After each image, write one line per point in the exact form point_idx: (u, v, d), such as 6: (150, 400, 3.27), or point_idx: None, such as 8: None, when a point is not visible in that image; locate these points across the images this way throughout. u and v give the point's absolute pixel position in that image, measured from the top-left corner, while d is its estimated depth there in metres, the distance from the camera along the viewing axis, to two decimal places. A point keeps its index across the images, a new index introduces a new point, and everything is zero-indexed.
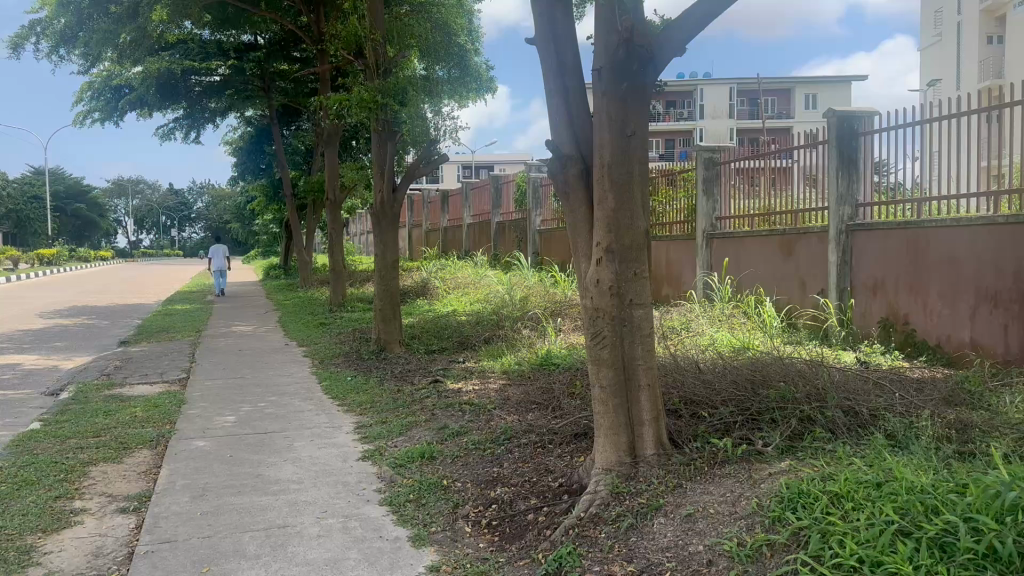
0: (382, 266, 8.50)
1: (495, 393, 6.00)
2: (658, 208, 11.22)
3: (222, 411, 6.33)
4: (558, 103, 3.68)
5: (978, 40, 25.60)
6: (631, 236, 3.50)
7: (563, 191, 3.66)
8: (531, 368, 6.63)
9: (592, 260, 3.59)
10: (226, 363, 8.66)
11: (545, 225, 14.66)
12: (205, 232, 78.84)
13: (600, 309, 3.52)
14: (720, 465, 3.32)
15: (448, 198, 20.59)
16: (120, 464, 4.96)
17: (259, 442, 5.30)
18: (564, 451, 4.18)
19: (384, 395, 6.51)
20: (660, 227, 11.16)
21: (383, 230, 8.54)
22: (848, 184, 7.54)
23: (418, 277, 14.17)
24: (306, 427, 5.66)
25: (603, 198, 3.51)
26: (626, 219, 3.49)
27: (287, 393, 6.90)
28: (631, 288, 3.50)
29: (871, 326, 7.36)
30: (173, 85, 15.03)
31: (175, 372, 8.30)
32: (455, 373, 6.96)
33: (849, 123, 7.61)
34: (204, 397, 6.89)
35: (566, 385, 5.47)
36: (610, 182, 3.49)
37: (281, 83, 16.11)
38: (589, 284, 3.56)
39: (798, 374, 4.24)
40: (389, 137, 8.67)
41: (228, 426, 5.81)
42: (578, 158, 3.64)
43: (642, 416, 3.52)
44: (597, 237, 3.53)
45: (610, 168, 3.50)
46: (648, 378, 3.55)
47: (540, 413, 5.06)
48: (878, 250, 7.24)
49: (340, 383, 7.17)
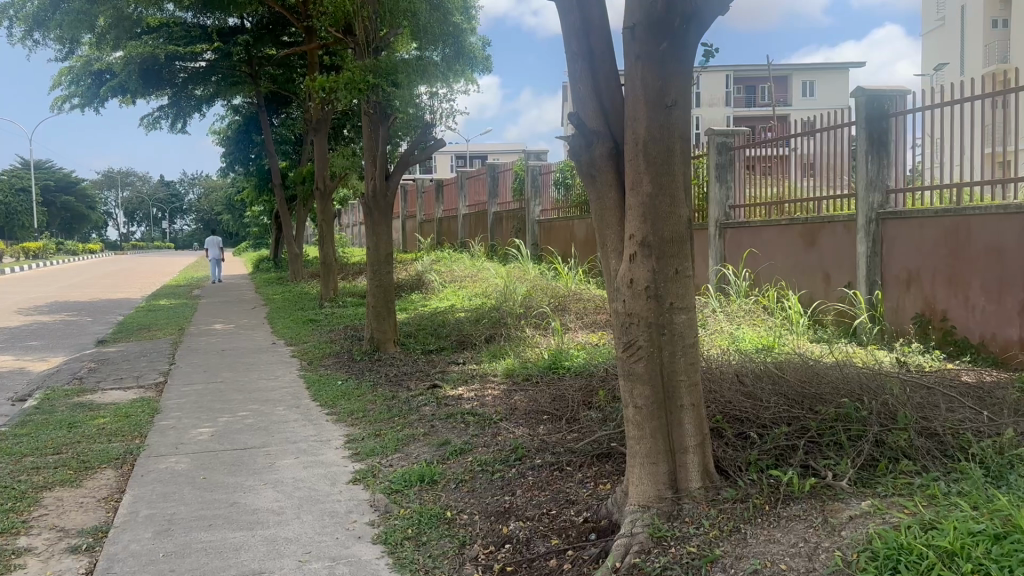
0: (374, 259, 7.89)
1: (500, 400, 5.44)
2: None
3: (198, 422, 5.71)
4: (582, 68, 3.09)
5: (982, 24, 24.95)
6: (672, 227, 2.93)
7: (590, 173, 3.09)
8: (538, 370, 6.05)
9: (623, 256, 3.02)
10: (208, 365, 8.05)
11: (544, 215, 14.06)
12: (196, 224, 77.93)
13: (634, 314, 2.94)
14: (784, 505, 2.75)
15: (443, 188, 19.97)
16: (78, 488, 4.37)
17: (236, 461, 4.70)
18: (587, 477, 3.61)
19: (377, 404, 5.91)
20: None
21: (374, 221, 7.91)
22: (878, 169, 6.98)
23: (412, 270, 13.56)
24: (291, 442, 5.08)
25: (637, 181, 2.94)
26: (665, 206, 2.91)
27: (272, 400, 6.32)
28: (672, 288, 2.93)
29: (904, 323, 6.80)
30: (156, 71, 14.25)
31: (152, 376, 7.69)
32: (454, 377, 6.35)
33: (878, 102, 7.05)
34: (180, 405, 6.30)
35: (581, 394, 4.89)
36: (646, 162, 2.92)
37: (269, 69, 15.46)
38: (620, 284, 2.98)
39: (858, 386, 3.66)
40: (382, 120, 8.01)
41: (203, 441, 5.21)
42: (607, 134, 3.05)
43: (686, 443, 2.95)
44: (631, 229, 2.96)
45: (647, 144, 2.92)
46: (693, 398, 2.97)
47: (553, 427, 4.49)
48: (913, 240, 6.68)
49: (330, 388, 6.58)
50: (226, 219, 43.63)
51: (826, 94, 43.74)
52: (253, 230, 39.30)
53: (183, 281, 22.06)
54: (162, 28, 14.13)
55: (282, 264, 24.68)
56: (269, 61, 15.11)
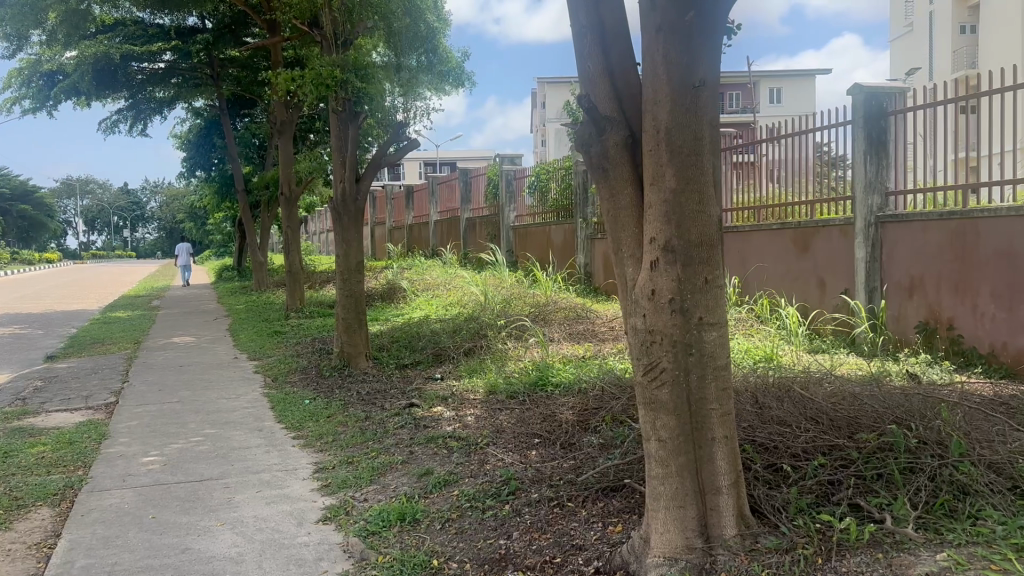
0: (344, 268, 7.36)
1: (484, 420, 4.97)
2: None
3: (149, 450, 5.15)
4: (593, 46, 2.65)
5: (950, 29, 25.05)
6: (700, 229, 2.49)
7: (600, 165, 2.63)
8: (522, 387, 5.59)
9: (642, 263, 2.58)
10: (164, 384, 7.46)
11: (519, 220, 13.63)
12: (158, 233, 76.35)
13: (656, 332, 2.50)
14: (841, 557, 2.33)
15: (413, 194, 19.46)
16: (7, 531, 3.82)
17: (191, 497, 4.17)
18: (593, 516, 3.16)
19: (349, 426, 5.40)
20: None
21: (344, 227, 7.39)
22: (877, 170, 6.66)
23: (382, 278, 13.03)
24: (253, 473, 4.56)
25: (659, 175, 2.51)
26: (693, 203, 2.48)
27: (232, 423, 5.77)
28: (701, 300, 2.49)
29: (908, 331, 6.46)
30: (113, 72, 13.55)
31: (102, 396, 7.09)
32: (432, 395, 5.86)
33: (877, 100, 6.72)
34: (131, 430, 5.73)
35: (576, 416, 4.44)
36: (669, 152, 2.49)
37: (232, 70, 14.84)
38: (639, 296, 2.54)
39: (897, 408, 3.24)
40: (350, 120, 7.55)
41: (153, 473, 4.66)
42: (622, 121, 2.61)
43: (719, 482, 2.52)
44: (651, 231, 2.52)
45: (671, 131, 2.49)
46: (726, 429, 2.53)
47: (548, 453, 4.04)
48: (916, 244, 6.34)
49: (296, 409, 6.06)
50: (188, 228, 42.56)
51: (794, 101, 43.95)
52: (216, 238, 38.40)
53: (142, 291, 21.24)
54: (118, 27, 13.52)
55: (245, 273, 23.94)
56: (232, 62, 14.51)
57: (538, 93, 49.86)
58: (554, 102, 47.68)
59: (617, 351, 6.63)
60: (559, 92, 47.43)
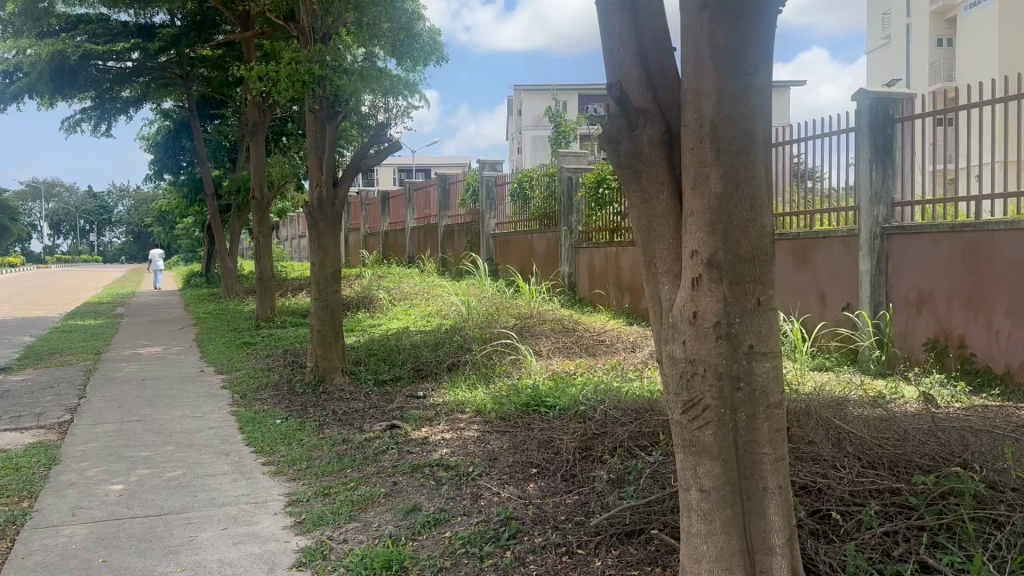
0: (320, 277, 6.89)
1: (474, 445, 4.57)
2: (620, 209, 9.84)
3: (104, 478, 4.66)
4: (622, 27, 2.27)
5: (927, 43, 25.17)
6: (752, 240, 2.11)
7: (631, 165, 2.25)
8: (513, 408, 5.19)
9: (680, 281, 2.20)
10: (124, 400, 6.95)
11: (499, 229, 13.27)
12: (126, 237, 74.95)
13: (700, 363, 2.12)
14: None
15: (389, 200, 18.99)
16: None
17: (148, 536, 3.72)
18: (610, 567, 2.78)
19: (324, 451, 4.96)
20: (621, 232, 9.82)
21: (320, 233, 6.91)
22: (883, 179, 6.35)
23: (358, 287, 12.56)
24: (220, 506, 4.11)
25: (702, 176, 2.13)
26: (743, 211, 2.10)
27: (198, 447, 5.31)
28: (751, 326, 2.11)
29: (915, 348, 6.16)
30: (74, 70, 12.98)
31: (56, 413, 6.57)
32: (416, 415, 5.44)
33: (883, 106, 6.41)
34: (85, 453, 5.25)
35: (579, 444, 4.05)
36: (715, 150, 2.11)
37: (202, 70, 14.34)
38: (677, 320, 2.17)
39: (954, 447, 2.86)
40: (329, 118, 7.08)
41: (106, 506, 4.18)
42: (657, 114, 2.23)
43: (771, 539, 2.16)
44: (692, 244, 2.14)
45: (717, 125, 2.12)
46: (780, 478, 2.16)
47: (550, 487, 3.65)
48: (926, 258, 6.03)
49: (267, 430, 5.61)
50: (156, 232, 41.60)
51: None
52: (184, 242, 37.56)
53: (106, 298, 20.52)
54: (80, 23, 12.98)
55: (214, 280, 23.33)
56: (202, 62, 14.03)
57: (515, 100, 49.60)
58: (530, 110, 47.43)
59: (611, 367, 6.25)
60: (536, 100, 47.22)
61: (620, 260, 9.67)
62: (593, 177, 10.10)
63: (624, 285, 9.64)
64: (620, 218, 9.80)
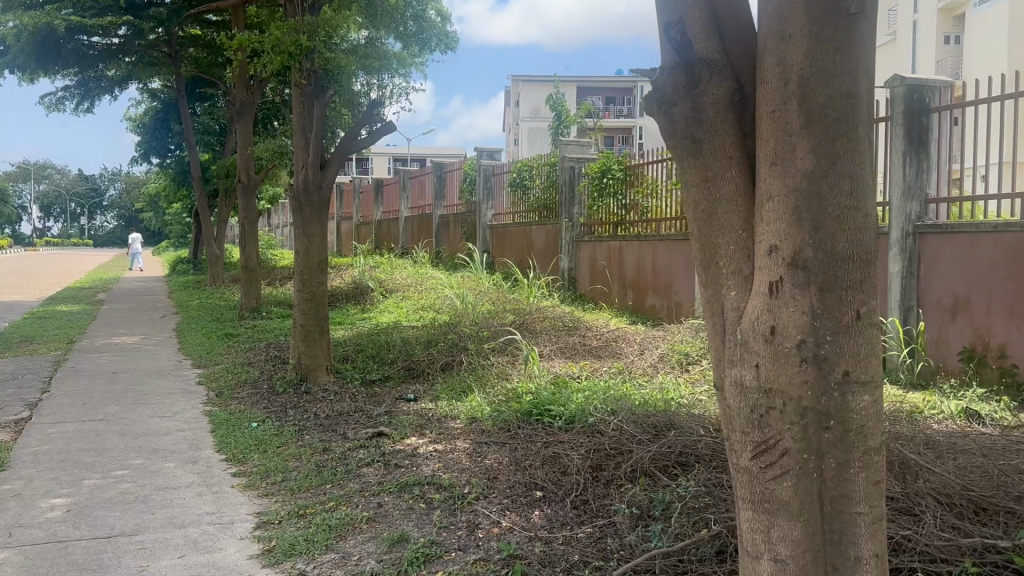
0: (305, 266, 6.32)
1: (470, 460, 4.06)
2: (626, 201, 9.30)
3: (51, 489, 4.13)
4: None
5: (935, 39, 24.76)
6: (850, 232, 1.61)
7: (689, 134, 1.75)
8: (513, 415, 4.69)
9: (750, 282, 1.71)
10: (90, 396, 6.42)
11: (497, 220, 12.74)
12: (117, 220, 74.05)
13: (778, 394, 1.63)
14: None
15: (383, 188, 18.45)
16: None
17: (92, 565, 3.19)
18: None
19: (302, 462, 4.45)
20: (625, 226, 9.30)
21: (305, 220, 6.36)
22: (917, 173, 5.85)
23: (348, 277, 12.05)
24: (180, 528, 3.58)
25: (786, 148, 1.63)
26: (844, 196, 1.60)
27: (164, 452, 4.79)
28: (849, 346, 1.61)
29: (949, 357, 5.68)
30: (57, 45, 12.39)
31: (15, 408, 6.04)
32: (405, 421, 4.94)
33: (919, 94, 5.90)
34: (37, 456, 4.72)
35: (591, 465, 3.54)
36: (805, 116, 1.61)
37: (192, 49, 13.73)
38: (748, 336, 1.67)
39: None
40: (317, 94, 6.53)
41: (49, 524, 3.66)
42: (725, 66, 1.73)
43: None
44: (770, 238, 1.64)
45: (809, 83, 1.61)
46: (877, 544, 1.67)
47: (561, 515, 3.16)
48: (964, 260, 5.54)
49: (242, 434, 5.10)
50: (147, 218, 40.92)
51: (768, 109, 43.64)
52: (175, 228, 36.89)
53: (89, 282, 19.91)
54: None
55: (201, 266, 22.75)
56: (192, 41, 13.43)
57: (512, 91, 48.93)
58: (529, 101, 46.86)
59: (618, 371, 5.75)
60: (535, 91, 46.63)
61: (624, 255, 9.17)
62: (597, 167, 9.57)
63: (627, 282, 9.15)
64: (626, 211, 9.29)
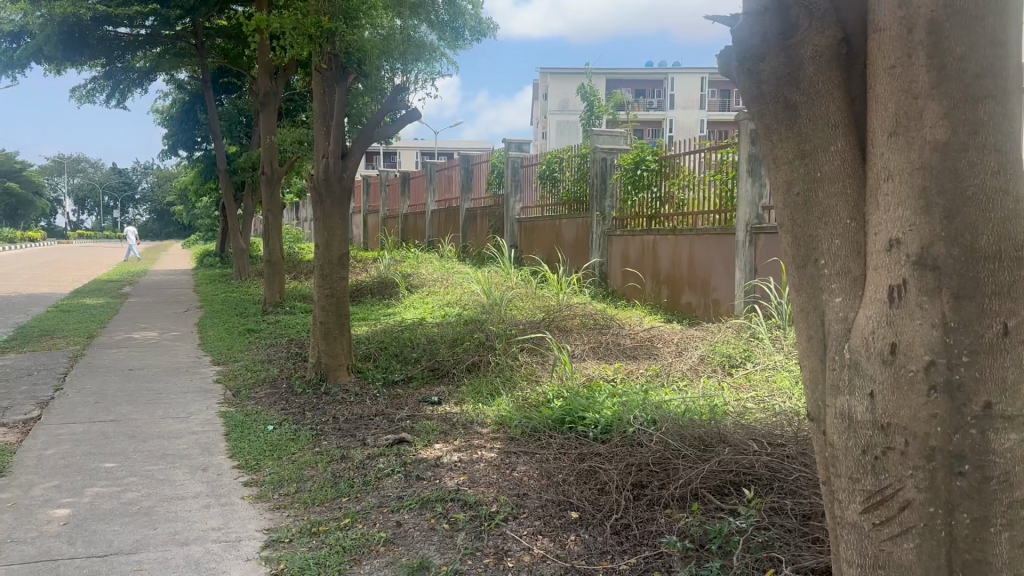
0: (324, 261, 6.00)
1: (498, 472, 3.72)
2: (660, 194, 8.89)
3: (51, 498, 3.86)
4: None
5: None
6: (992, 228, 1.48)
7: (784, 97, 1.70)
8: (543, 422, 4.34)
9: (858, 275, 1.64)
10: (103, 394, 6.17)
11: (526, 213, 12.40)
12: (148, 214, 74.54)
13: (898, 430, 1.55)
14: None
15: (410, 181, 18.16)
16: None
17: None
18: None
19: (318, 470, 4.14)
20: (660, 219, 8.91)
21: (326, 212, 6.03)
22: None
23: (373, 271, 11.76)
24: (182, 546, 3.28)
25: (912, 113, 1.53)
26: (985, 174, 1.49)
27: (174, 458, 4.51)
28: (994, 369, 1.48)
29: None
30: (83, 36, 12.23)
31: (25, 407, 5.79)
32: (427, 427, 4.60)
33: None
34: (40, 461, 4.46)
35: (633, 481, 3.21)
36: (934, 75, 1.51)
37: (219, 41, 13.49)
38: (868, 353, 1.58)
39: None
40: (339, 79, 6.05)
41: (43, 538, 3.38)
42: (834, 16, 1.68)
43: None
44: (891, 231, 1.56)
45: (942, 28, 1.51)
46: None
47: (600, 539, 2.83)
48: None
49: (257, 438, 4.81)
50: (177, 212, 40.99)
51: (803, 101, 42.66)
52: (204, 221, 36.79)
53: (115, 276, 19.83)
54: None
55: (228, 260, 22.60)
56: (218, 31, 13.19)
57: (541, 83, 48.39)
58: (558, 93, 46.29)
59: (656, 374, 5.37)
60: (565, 84, 46.06)
61: (658, 250, 8.77)
62: (630, 158, 9.21)
63: (662, 278, 8.75)
64: (660, 204, 8.89)
